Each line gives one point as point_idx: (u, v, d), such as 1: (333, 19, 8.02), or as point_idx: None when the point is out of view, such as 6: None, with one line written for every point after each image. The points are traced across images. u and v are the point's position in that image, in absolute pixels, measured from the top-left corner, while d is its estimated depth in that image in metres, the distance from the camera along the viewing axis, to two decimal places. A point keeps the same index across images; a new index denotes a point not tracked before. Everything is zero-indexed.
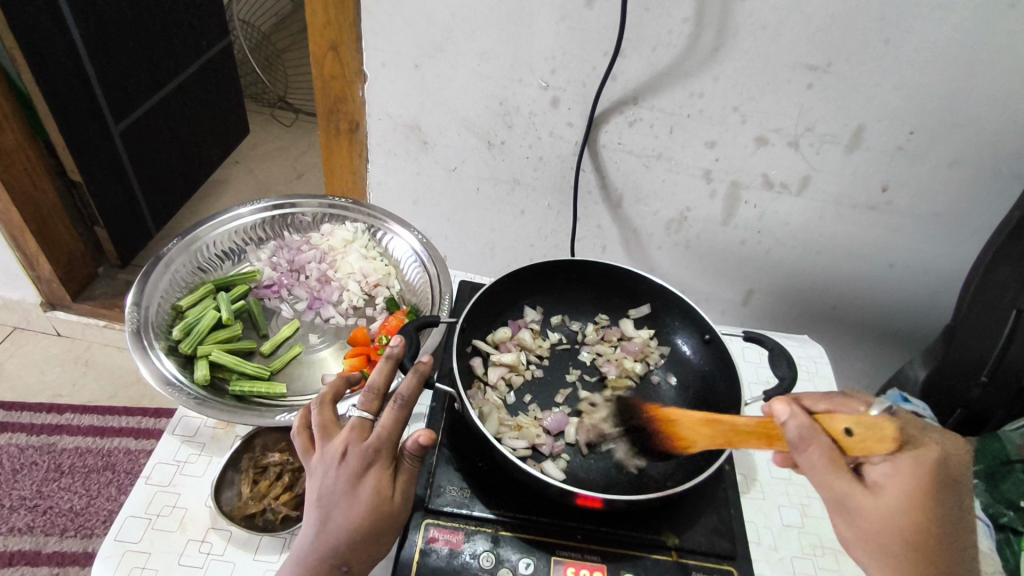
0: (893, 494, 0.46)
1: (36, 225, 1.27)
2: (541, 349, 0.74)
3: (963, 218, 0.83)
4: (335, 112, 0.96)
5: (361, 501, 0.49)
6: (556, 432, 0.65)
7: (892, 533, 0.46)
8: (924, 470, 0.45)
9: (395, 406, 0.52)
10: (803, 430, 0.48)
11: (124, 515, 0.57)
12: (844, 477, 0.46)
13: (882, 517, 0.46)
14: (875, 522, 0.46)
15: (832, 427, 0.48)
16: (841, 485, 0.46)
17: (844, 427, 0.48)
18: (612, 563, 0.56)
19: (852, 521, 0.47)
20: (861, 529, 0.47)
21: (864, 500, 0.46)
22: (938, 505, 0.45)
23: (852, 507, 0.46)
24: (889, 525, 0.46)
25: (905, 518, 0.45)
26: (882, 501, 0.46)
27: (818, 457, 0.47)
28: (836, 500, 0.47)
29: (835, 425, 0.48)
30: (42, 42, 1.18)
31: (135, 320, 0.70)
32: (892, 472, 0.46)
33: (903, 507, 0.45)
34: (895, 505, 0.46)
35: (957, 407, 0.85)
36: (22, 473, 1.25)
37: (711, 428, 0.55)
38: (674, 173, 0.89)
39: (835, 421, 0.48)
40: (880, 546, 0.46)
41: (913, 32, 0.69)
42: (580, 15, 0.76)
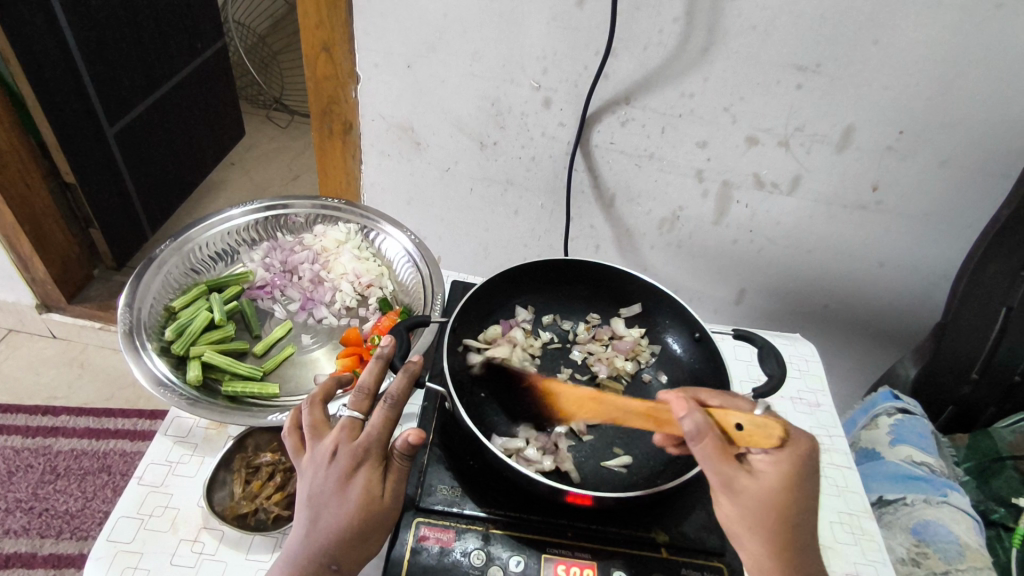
0: (771, 479, 0.48)
1: (31, 227, 1.27)
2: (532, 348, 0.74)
3: (953, 217, 0.84)
4: (328, 112, 0.96)
5: (350, 500, 0.49)
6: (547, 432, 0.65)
7: (768, 517, 0.47)
8: (796, 460, 0.48)
9: (385, 406, 0.52)
10: (702, 421, 0.48)
11: (116, 516, 0.57)
12: (731, 463, 0.48)
13: (763, 500, 0.47)
14: (755, 505, 0.47)
15: (723, 420, 0.50)
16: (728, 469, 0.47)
17: (734, 421, 0.50)
18: (603, 561, 0.56)
19: (735, 504, 0.47)
20: (741, 512, 0.47)
21: (748, 484, 0.47)
22: (805, 492, 0.48)
23: (737, 490, 0.47)
24: (767, 509, 0.47)
25: (780, 502, 0.47)
26: (762, 486, 0.47)
27: (710, 445, 0.47)
28: (722, 483, 0.47)
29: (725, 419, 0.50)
30: (36, 43, 1.18)
31: (127, 321, 0.70)
32: (772, 462, 0.48)
33: (781, 492, 0.47)
34: (773, 489, 0.47)
35: (948, 404, 0.86)
36: (17, 475, 1.25)
37: (595, 403, 0.63)
38: (667, 173, 0.90)
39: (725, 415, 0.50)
40: (757, 529, 0.47)
41: (901, 32, 0.69)
42: (571, 15, 0.76)
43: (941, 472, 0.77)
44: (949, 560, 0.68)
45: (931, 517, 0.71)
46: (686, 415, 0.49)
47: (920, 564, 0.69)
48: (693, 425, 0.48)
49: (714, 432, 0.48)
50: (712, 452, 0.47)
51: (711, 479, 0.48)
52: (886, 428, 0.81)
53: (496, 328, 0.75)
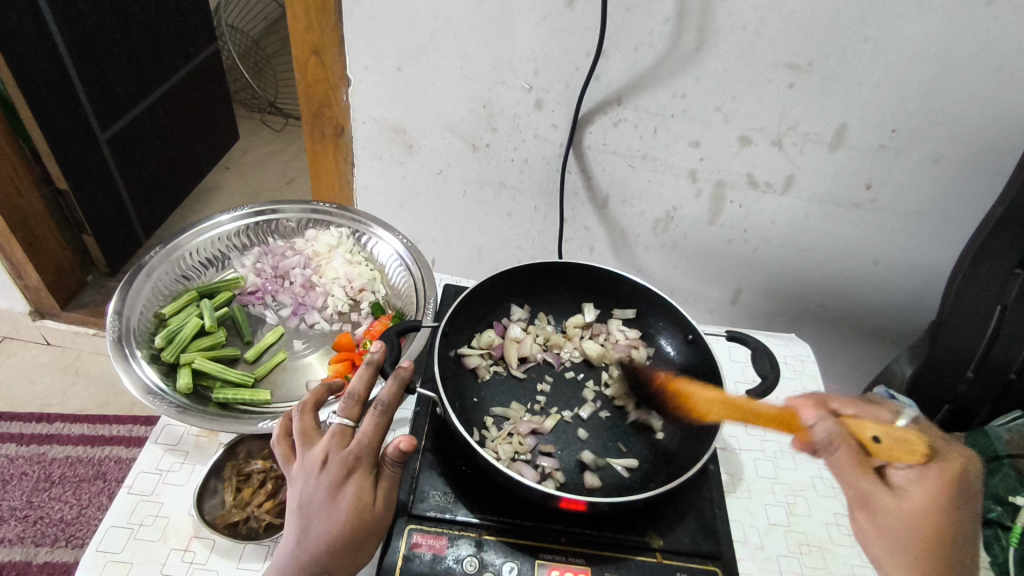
0: (915, 497, 0.49)
1: (22, 234, 1.26)
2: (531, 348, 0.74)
3: (946, 215, 0.84)
4: (319, 116, 0.96)
5: (341, 509, 0.49)
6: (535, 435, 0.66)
7: (914, 538, 0.48)
8: (941, 476, 0.49)
9: (375, 413, 0.51)
10: (835, 432, 0.50)
11: (105, 525, 0.57)
12: (869, 478, 0.49)
13: (906, 519, 0.48)
14: (900, 524, 0.48)
15: (859, 434, 0.52)
16: (865, 484, 0.49)
17: (871, 434, 0.51)
18: (597, 566, 0.55)
19: (876, 521, 0.49)
20: (883, 531, 0.49)
21: (888, 501, 0.49)
22: (956, 512, 0.48)
23: (876, 505, 0.49)
24: (912, 529, 0.48)
25: (925, 522, 0.48)
26: (904, 503, 0.48)
27: (846, 457, 0.50)
28: (861, 497, 0.50)
29: (862, 431, 0.52)
30: (27, 49, 1.17)
31: (116, 328, 0.70)
32: (915, 478, 0.49)
33: (927, 511, 0.48)
34: (919, 509, 0.48)
35: (944, 403, 0.86)
36: (12, 483, 1.24)
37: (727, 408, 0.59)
38: (660, 173, 0.90)
39: (863, 429, 0.52)
40: (901, 549, 0.48)
41: (891, 30, 0.69)
42: (561, 16, 0.76)
43: None
44: None
45: None
46: (814, 423, 0.51)
47: None
48: (824, 434, 0.50)
49: (847, 441, 0.50)
50: (847, 462, 0.50)
51: (850, 493, 0.50)
52: None
53: (491, 331, 0.75)
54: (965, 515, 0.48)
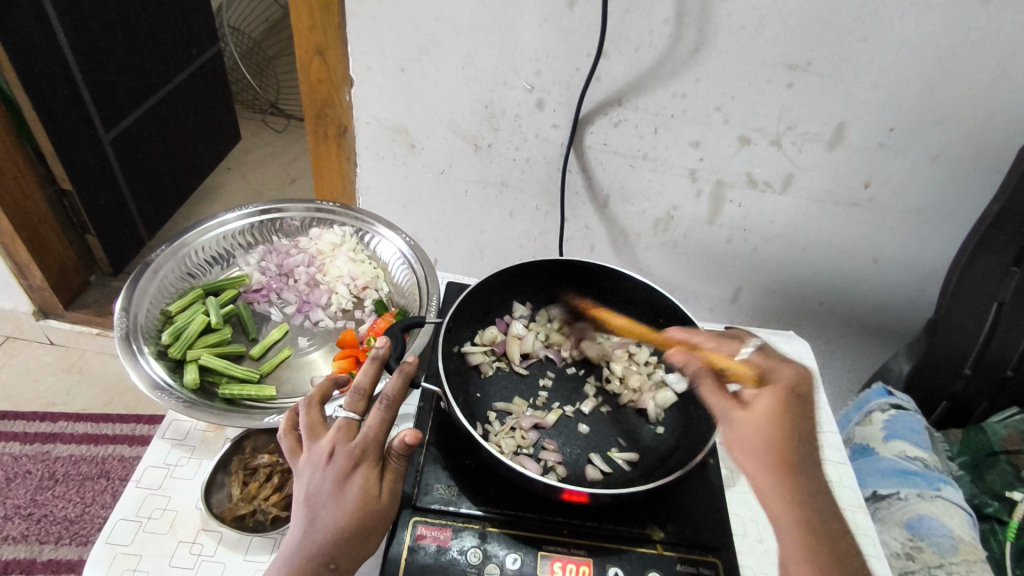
0: (762, 412, 0.59)
1: (26, 233, 1.27)
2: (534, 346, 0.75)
3: (943, 214, 0.85)
4: (322, 117, 0.97)
5: (348, 500, 0.50)
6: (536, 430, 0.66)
7: (763, 448, 0.58)
8: (776, 392, 0.61)
9: (382, 406, 0.52)
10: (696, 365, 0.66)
11: (114, 519, 0.58)
12: (722, 397, 0.63)
13: (756, 428, 0.58)
14: (753, 435, 0.58)
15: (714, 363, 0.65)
16: (721, 405, 0.62)
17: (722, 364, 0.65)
18: (599, 558, 0.56)
19: (736, 438, 0.59)
20: (741, 446, 0.59)
21: (740, 418, 0.59)
22: (789, 417, 0.60)
23: (732, 423, 0.60)
24: (761, 437, 0.58)
25: (769, 428, 0.58)
26: (752, 416, 0.59)
27: (706, 385, 0.64)
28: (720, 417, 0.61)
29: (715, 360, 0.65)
30: (31, 50, 1.18)
31: (124, 325, 0.71)
32: (761, 396, 0.61)
33: (770, 420, 0.59)
34: (764, 419, 0.59)
35: (942, 400, 0.87)
36: (16, 481, 1.25)
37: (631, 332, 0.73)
38: (660, 173, 0.90)
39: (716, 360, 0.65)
40: (755, 458, 0.58)
41: (888, 30, 0.70)
42: (563, 17, 0.77)
43: (935, 467, 0.78)
44: (943, 553, 0.68)
45: (924, 511, 0.72)
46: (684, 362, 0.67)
47: (914, 557, 0.69)
48: (687, 365, 0.67)
49: (705, 372, 0.65)
50: (708, 389, 0.64)
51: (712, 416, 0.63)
52: (880, 424, 0.82)
53: (493, 327, 0.76)
54: (796, 419, 0.61)
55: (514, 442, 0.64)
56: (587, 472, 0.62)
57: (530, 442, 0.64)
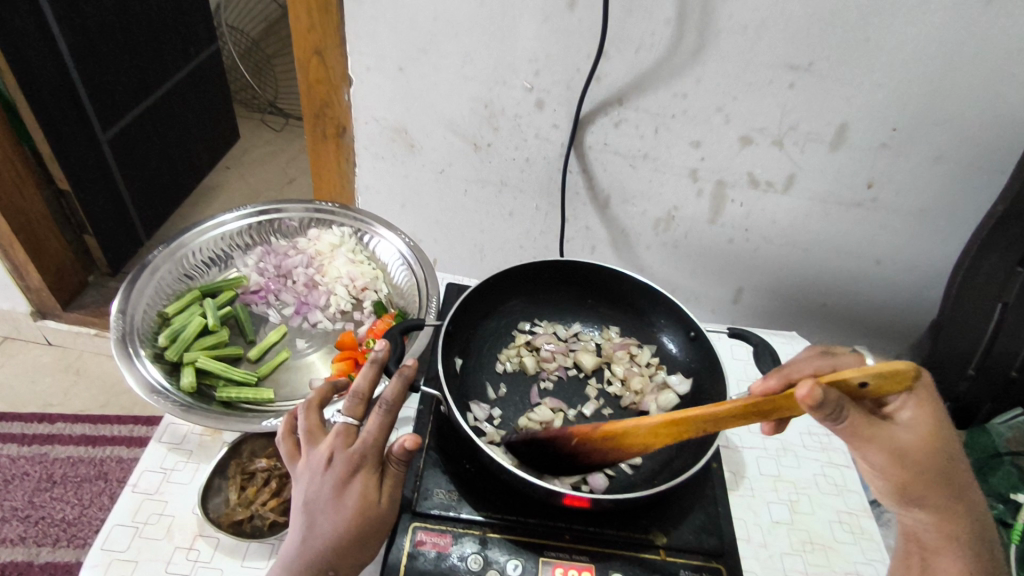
0: (920, 431, 0.49)
1: (24, 234, 1.26)
2: (526, 363, 0.72)
3: (947, 214, 0.84)
4: (321, 117, 0.96)
5: (347, 507, 0.49)
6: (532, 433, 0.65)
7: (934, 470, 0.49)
8: (929, 396, 0.50)
9: (381, 411, 0.51)
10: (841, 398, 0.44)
11: (110, 524, 0.57)
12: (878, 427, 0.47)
13: (924, 453, 0.49)
14: (921, 462, 0.49)
15: (847, 385, 0.45)
16: (884, 437, 0.47)
17: (858, 380, 0.45)
18: (600, 563, 0.56)
19: (901, 466, 0.48)
20: (910, 475, 0.49)
21: (907, 444, 0.48)
22: (946, 424, 0.50)
23: (902, 452, 0.48)
24: (931, 461, 0.49)
25: (934, 450, 0.49)
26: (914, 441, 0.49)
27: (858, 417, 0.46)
28: (886, 449, 0.48)
29: (849, 380, 0.45)
30: (28, 50, 1.17)
31: (120, 328, 0.70)
32: (915, 410, 0.49)
33: (934, 435, 0.49)
34: (928, 441, 0.49)
35: (945, 401, 0.86)
36: (13, 483, 1.24)
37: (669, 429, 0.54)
38: (661, 173, 0.90)
39: (849, 376, 0.45)
40: (929, 481, 0.49)
41: (891, 30, 0.69)
42: (562, 17, 0.76)
43: None
44: None
45: None
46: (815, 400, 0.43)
47: None
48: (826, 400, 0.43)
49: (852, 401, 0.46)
50: (859, 421, 0.46)
51: (875, 450, 0.48)
52: None
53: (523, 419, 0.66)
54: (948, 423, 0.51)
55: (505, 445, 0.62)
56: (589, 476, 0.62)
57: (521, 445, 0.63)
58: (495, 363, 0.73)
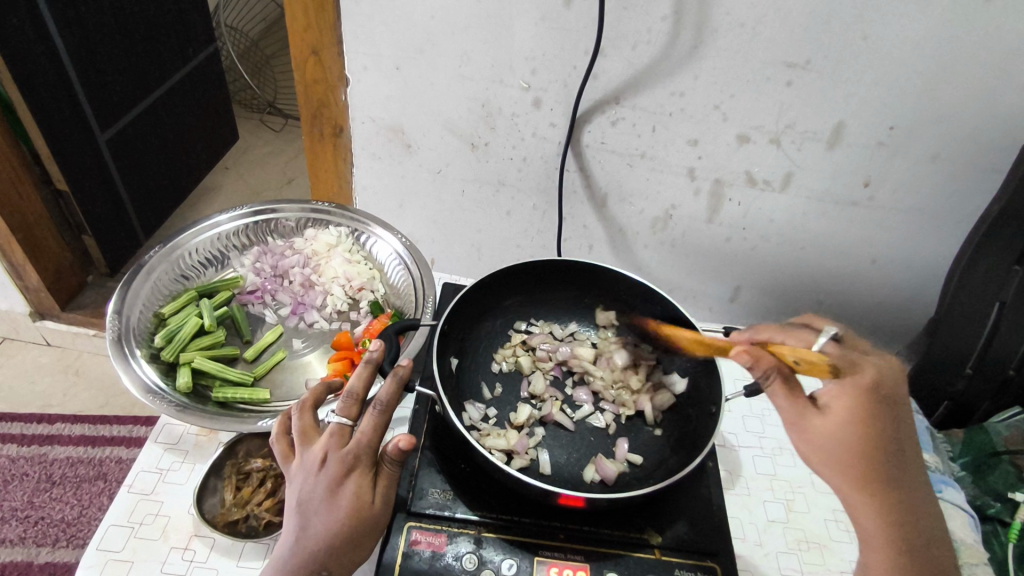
0: (840, 414, 0.50)
1: (22, 234, 1.26)
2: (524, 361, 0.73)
3: (944, 213, 0.84)
4: (318, 116, 0.96)
5: (340, 507, 0.49)
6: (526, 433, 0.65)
7: (846, 455, 0.49)
8: (861, 391, 0.50)
9: (375, 412, 0.51)
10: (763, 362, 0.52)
11: (105, 524, 0.57)
12: (799, 399, 0.51)
13: (837, 437, 0.50)
14: (832, 443, 0.50)
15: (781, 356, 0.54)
16: (798, 411, 0.51)
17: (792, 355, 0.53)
18: (596, 563, 0.56)
19: (810, 443, 0.51)
20: (816, 453, 0.51)
21: (817, 423, 0.50)
22: (880, 421, 0.50)
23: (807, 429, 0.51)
24: (845, 447, 0.49)
25: (855, 439, 0.49)
26: (829, 426, 0.50)
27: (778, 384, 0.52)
28: (791, 420, 0.51)
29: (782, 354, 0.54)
30: (26, 50, 1.17)
31: (116, 328, 0.70)
32: (841, 394, 0.51)
33: (852, 428, 0.49)
34: (848, 428, 0.50)
35: (944, 399, 0.86)
36: (12, 484, 1.24)
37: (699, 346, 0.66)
38: (658, 171, 0.90)
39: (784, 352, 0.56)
40: (838, 466, 0.50)
41: (888, 27, 0.69)
42: (559, 15, 0.76)
43: (935, 468, 0.77)
44: None
45: None
46: (748, 363, 0.53)
47: None
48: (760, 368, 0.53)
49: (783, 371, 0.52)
50: (779, 389, 0.52)
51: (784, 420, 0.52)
52: None
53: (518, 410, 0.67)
54: (892, 424, 0.50)
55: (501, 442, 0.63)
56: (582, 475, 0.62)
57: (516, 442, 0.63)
58: (491, 363, 0.73)
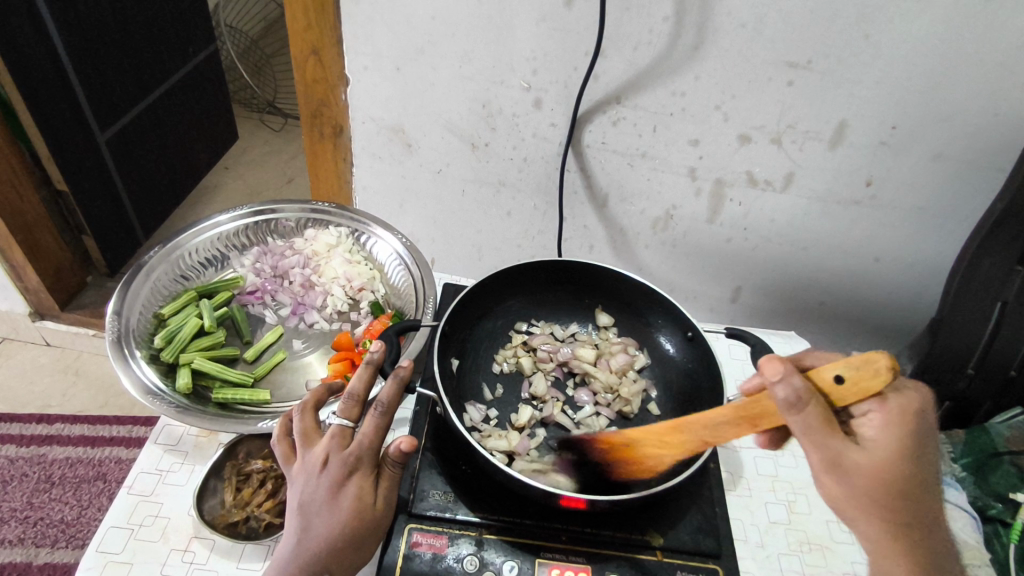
0: (880, 446, 0.46)
1: (22, 235, 1.26)
2: (523, 362, 0.72)
3: (946, 213, 0.83)
4: (318, 116, 0.96)
5: (342, 509, 0.49)
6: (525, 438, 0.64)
7: (881, 490, 0.46)
8: (901, 418, 0.47)
9: (376, 414, 0.51)
10: (801, 387, 0.44)
11: (105, 526, 0.57)
12: (838, 432, 0.45)
13: (872, 470, 0.46)
14: (867, 478, 0.46)
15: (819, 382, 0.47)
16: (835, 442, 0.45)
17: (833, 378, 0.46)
18: (597, 564, 0.55)
19: (846, 479, 0.46)
20: (848, 486, 0.46)
21: (858, 456, 0.46)
22: (913, 451, 0.47)
23: (845, 463, 0.46)
24: (880, 481, 0.46)
25: (889, 472, 0.46)
26: (866, 456, 0.46)
27: (815, 415, 0.44)
28: (831, 454, 0.45)
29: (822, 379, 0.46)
30: (25, 51, 1.17)
31: (115, 329, 0.70)
32: (881, 425, 0.47)
33: (885, 456, 0.46)
34: (883, 461, 0.46)
35: (946, 400, 0.86)
36: (12, 484, 1.24)
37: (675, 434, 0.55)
38: (659, 172, 0.89)
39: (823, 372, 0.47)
40: (869, 501, 0.46)
41: (890, 28, 0.69)
42: (560, 15, 0.76)
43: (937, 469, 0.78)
44: None
45: None
46: (778, 387, 0.44)
47: None
48: (790, 394, 0.44)
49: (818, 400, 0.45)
50: (818, 422, 0.45)
51: (820, 454, 0.45)
52: None
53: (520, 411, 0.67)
54: (921, 453, 0.48)
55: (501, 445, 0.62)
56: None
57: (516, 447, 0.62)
58: (492, 364, 0.73)
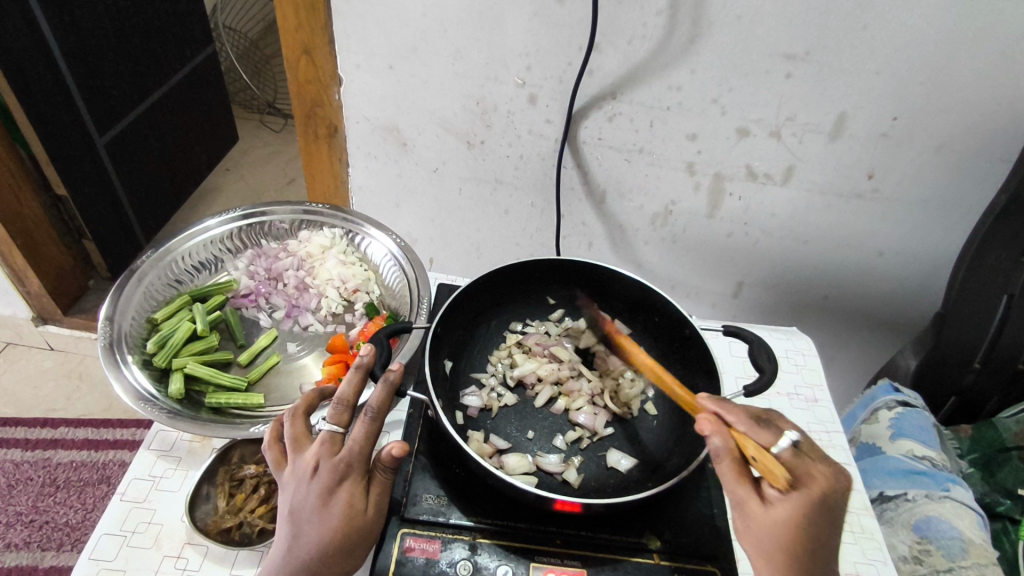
0: (780, 515, 0.46)
1: (22, 240, 1.27)
2: (515, 358, 0.72)
3: (950, 205, 0.82)
4: (312, 116, 0.95)
5: (332, 516, 0.48)
6: (505, 449, 0.63)
7: (776, 549, 0.47)
8: (809, 501, 0.46)
9: (366, 419, 0.50)
10: (720, 445, 0.48)
11: (98, 533, 0.57)
12: (746, 487, 0.48)
13: (770, 531, 0.47)
14: (762, 534, 0.47)
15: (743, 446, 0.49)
16: (739, 495, 0.48)
17: (752, 451, 0.48)
18: (592, 568, 0.55)
19: (746, 526, 0.48)
20: (749, 532, 0.48)
21: (758, 511, 0.47)
22: (818, 529, 0.46)
23: (748, 514, 0.48)
24: (774, 541, 0.46)
25: (787, 538, 0.46)
26: (767, 517, 0.47)
27: (726, 467, 0.48)
28: (736, 501, 0.48)
29: (746, 445, 0.49)
30: (23, 56, 1.17)
31: (107, 334, 0.69)
32: (787, 499, 0.47)
33: (784, 524, 0.46)
34: (781, 525, 0.46)
35: (950, 395, 0.85)
36: (17, 489, 1.25)
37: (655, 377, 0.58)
38: (657, 167, 0.88)
39: (747, 442, 0.48)
40: (765, 554, 0.47)
41: (887, 18, 0.67)
42: (553, 10, 0.75)
43: (942, 465, 0.77)
44: (951, 556, 0.68)
45: (933, 512, 0.71)
46: (707, 434, 0.49)
47: (923, 561, 0.69)
48: (713, 445, 0.49)
49: (729, 456, 0.48)
50: (727, 473, 0.48)
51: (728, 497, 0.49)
52: (886, 423, 0.81)
53: (507, 415, 0.67)
54: (826, 536, 0.47)
55: (478, 446, 0.62)
56: (565, 477, 0.61)
57: (495, 450, 0.62)
58: (486, 365, 0.72)
